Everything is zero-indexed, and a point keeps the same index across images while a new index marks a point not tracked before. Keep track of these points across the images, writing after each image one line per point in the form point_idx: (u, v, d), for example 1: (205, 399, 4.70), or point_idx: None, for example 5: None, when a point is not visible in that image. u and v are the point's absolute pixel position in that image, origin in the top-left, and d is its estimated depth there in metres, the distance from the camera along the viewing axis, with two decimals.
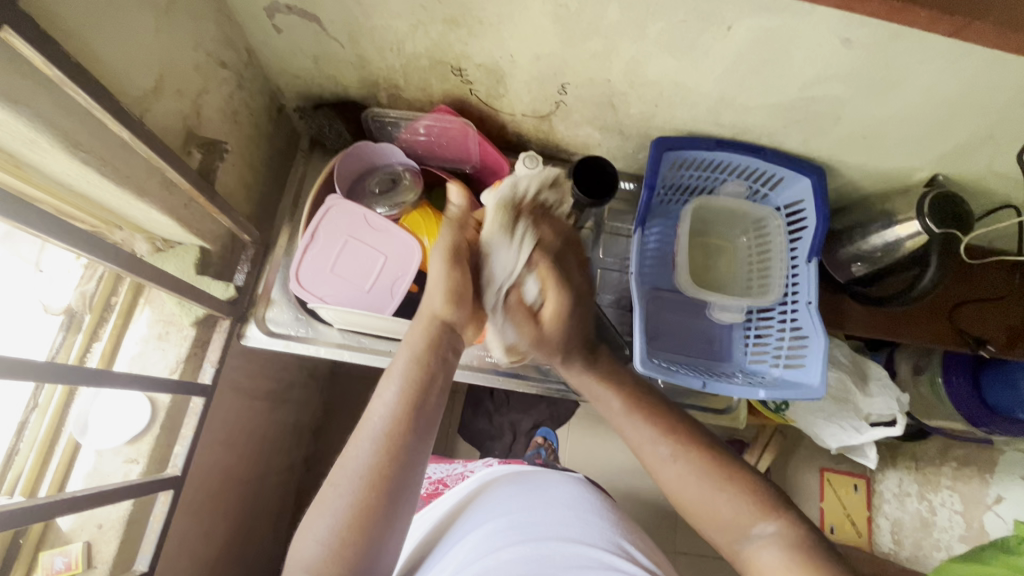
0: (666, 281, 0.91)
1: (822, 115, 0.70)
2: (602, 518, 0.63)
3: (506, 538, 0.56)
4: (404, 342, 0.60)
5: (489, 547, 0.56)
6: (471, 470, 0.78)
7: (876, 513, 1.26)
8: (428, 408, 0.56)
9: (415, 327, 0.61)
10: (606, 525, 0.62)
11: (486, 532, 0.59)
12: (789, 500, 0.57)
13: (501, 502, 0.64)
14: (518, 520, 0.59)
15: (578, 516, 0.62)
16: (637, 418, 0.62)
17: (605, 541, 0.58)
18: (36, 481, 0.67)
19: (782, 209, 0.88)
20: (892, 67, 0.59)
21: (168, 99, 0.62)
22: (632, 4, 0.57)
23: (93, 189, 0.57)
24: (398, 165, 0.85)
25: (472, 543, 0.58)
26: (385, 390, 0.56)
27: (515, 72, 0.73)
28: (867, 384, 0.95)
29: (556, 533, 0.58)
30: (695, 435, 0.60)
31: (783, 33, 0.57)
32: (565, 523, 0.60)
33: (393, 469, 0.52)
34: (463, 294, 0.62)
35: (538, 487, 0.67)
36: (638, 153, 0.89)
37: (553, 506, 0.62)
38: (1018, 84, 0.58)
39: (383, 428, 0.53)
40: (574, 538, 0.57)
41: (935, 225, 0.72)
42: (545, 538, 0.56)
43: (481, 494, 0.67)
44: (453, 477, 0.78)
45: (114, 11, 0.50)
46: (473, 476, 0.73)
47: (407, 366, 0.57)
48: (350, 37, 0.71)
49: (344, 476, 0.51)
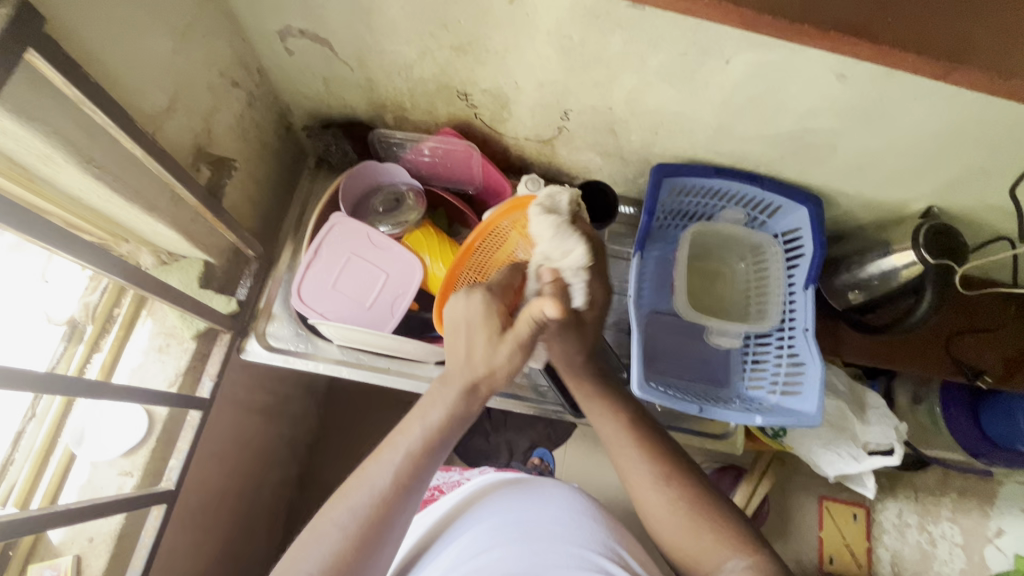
0: (664, 305, 0.92)
1: (817, 146, 0.71)
2: (595, 520, 0.62)
3: (494, 540, 0.57)
4: (437, 394, 0.57)
5: (478, 548, 0.56)
6: (468, 477, 0.77)
7: (876, 544, 1.22)
8: (437, 458, 0.55)
9: (452, 378, 0.57)
10: (598, 525, 0.61)
11: (478, 533, 0.59)
12: (764, 539, 0.56)
13: (493, 501, 0.64)
14: (510, 519, 0.59)
15: (569, 516, 0.61)
16: (629, 445, 0.61)
17: (597, 543, 0.58)
18: (29, 491, 0.66)
19: (780, 236, 0.89)
20: (885, 102, 0.61)
21: (181, 118, 0.63)
22: (635, 36, 0.59)
23: (102, 203, 0.58)
24: (402, 185, 0.86)
25: (463, 542, 0.59)
26: (407, 436, 0.54)
27: (520, 98, 0.75)
28: (866, 412, 0.96)
29: (547, 533, 0.57)
30: (678, 465, 0.60)
31: (779, 68, 0.59)
32: (557, 523, 0.59)
33: (395, 512, 0.51)
34: (500, 364, 0.57)
35: (530, 486, 0.66)
36: (638, 179, 0.90)
37: (545, 505, 0.62)
38: (1007, 121, 0.59)
39: (393, 472, 0.52)
40: (566, 539, 0.57)
41: (930, 256, 0.73)
42: (535, 539, 0.56)
43: (474, 493, 0.68)
44: (450, 484, 0.76)
45: (132, 32, 0.52)
46: (469, 482, 0.72)
47: (438, 419, 0.55)
48: (359, 62, 0.73)
49: (345, 511, 0.50)
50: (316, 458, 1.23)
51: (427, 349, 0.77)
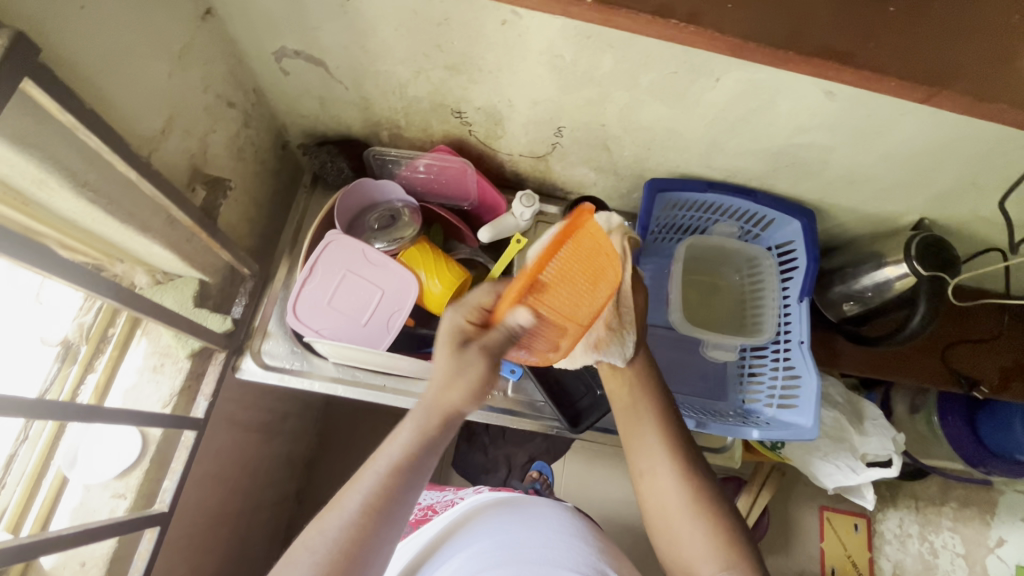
0: (660, 318, 0.92)
1: (808, 160, 0.72)
2: (586, 543, 0.62)
3: (486, 562, 0.56)
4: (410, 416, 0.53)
5: (470, 571, 0.56)
6: (461, 496, 0.76)
7: (878, 554, 1.21)
8: (416, 475, 0.52)
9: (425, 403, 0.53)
10: (590, 548, 0.61)
11: (471, 554, 0.59)
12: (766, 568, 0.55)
13: (485, 523, 0.64)
14: (501, 541, 0.59)
15: (561, 539, 0.60)
16: (651, 434, 0.61)
17: (587, 567, 0.57)
18: (21, 515, 0.65)
19: (774, 248, 0.90)
20: (873, 118, 0.61)
21: (177, 139, 0.63)
22: (625, 56, 0.60)
23: (97, 225, 0.58)
24: (398, 201, 0.87)
25: (457, 564, 0.58)
26: (380, 458, 0.52)
27: (514, 116, 0.76)
28: (863, 423, 0.96)
29: (539, 555, 0.57)
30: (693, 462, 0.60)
31: (769, 85, 0.59)
32: (549, 546, 0.59)
33: (375, 540, 0.49)
34: (467, 381, 0.52)
35: (521, 506, 0.66)
36: (632, 193, 0.91)
37: (536, 527, 0.62)
38: (994, 136, 0.60)
39: (365, 498, 0.49)
40: (557, 563, 0.56)
41: (922, 268, 0.74)
42: (527, 561, 0.56)
43: (466, 514, 0.67)
44: (443, 503, 0.75)
45: (127, 57, 0.53)
46: (462, 502, 0.71)
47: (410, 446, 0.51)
48: (354, 81, 0.73)
49: (323, 536, 0.48)
50: (313, 475, 1.22)
51: (422, 366, 0.77)
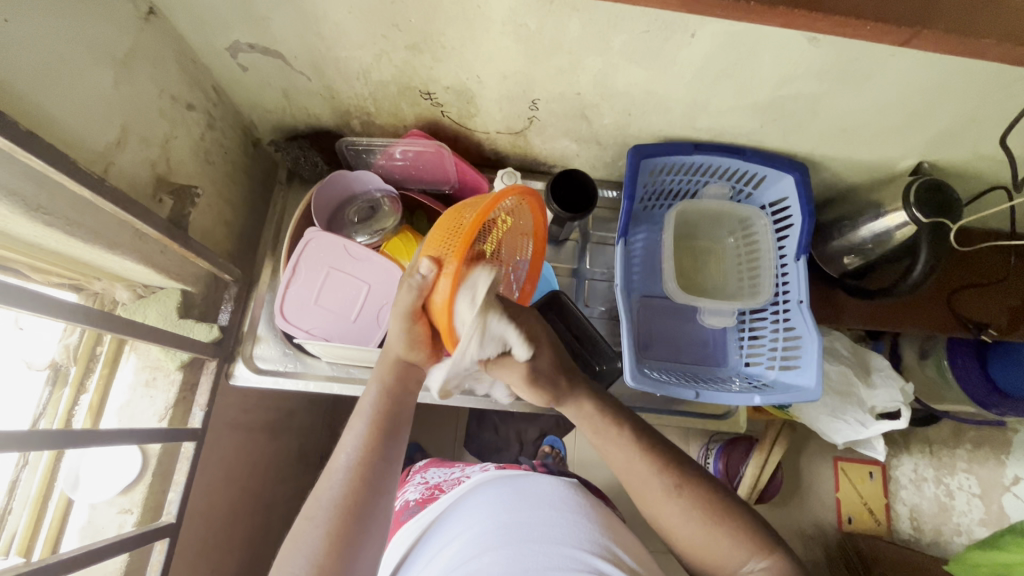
0: (655, 288, 0.91)
1: (798, 112, 0.68)
2: (589, 517, 0.61)
3: (488, 542, 0.55)
4: (370, 380, 0.61)
5: (471, 553, 0.55)
6: (468, 474, 0.75)
7: (894, 500, 1.21)
8: (396, 431, 0.57)
9: (377, 364, 0.62)
10: (592, 524, 0.60)
11: (472, 535, 0.58)
12: (781, 539, 0.56)
13: (488, 501, 0.63)
14: (504, 521, 0.58)
15: (562, 515, 0.60)
16: (632, 451, 0.60)
17: (590, 542, 0.57)
18: (31, 539, 0.66)
19: (768, 207, 0.87)
20: (861, 61, 0.57)
21: (133, 149, 0.61)
22: (593, 18, 0.56)
23: (62, 245, 0.57)
24: (376, 191, 0.85)
25: (459, 545, 0.57)
26: (357, 422, 0.57)
27: (485, 92, 0.72)
28: (870, 375, 0.93)
29: (541, 535, 0.56)
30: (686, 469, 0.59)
31: (749, 37, 0.56)
32: (552, 524, 0.58)
33: (365, 497, 0.52)
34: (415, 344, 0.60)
35: (524, 483, 0.66)
36: (617, 161, 0.88)
37: (537, 505, 0.61)
38: (989, 70, 0.56)
39: (354, 457, 0.54)
40: (558, 540, 0.56)
41: (923, 216, 0.70)
42: (531, 541, 0.55)
43: (469, 495, 0.67)
44: (449, 482, 0.74)
45: (66, 68, 0.50)
46: (467, 481, 0.71)
47: (375, 400, 0.58)
48: (316, 70, 0.70)
49: (319, 508, 0.51)
50: None
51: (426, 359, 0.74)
